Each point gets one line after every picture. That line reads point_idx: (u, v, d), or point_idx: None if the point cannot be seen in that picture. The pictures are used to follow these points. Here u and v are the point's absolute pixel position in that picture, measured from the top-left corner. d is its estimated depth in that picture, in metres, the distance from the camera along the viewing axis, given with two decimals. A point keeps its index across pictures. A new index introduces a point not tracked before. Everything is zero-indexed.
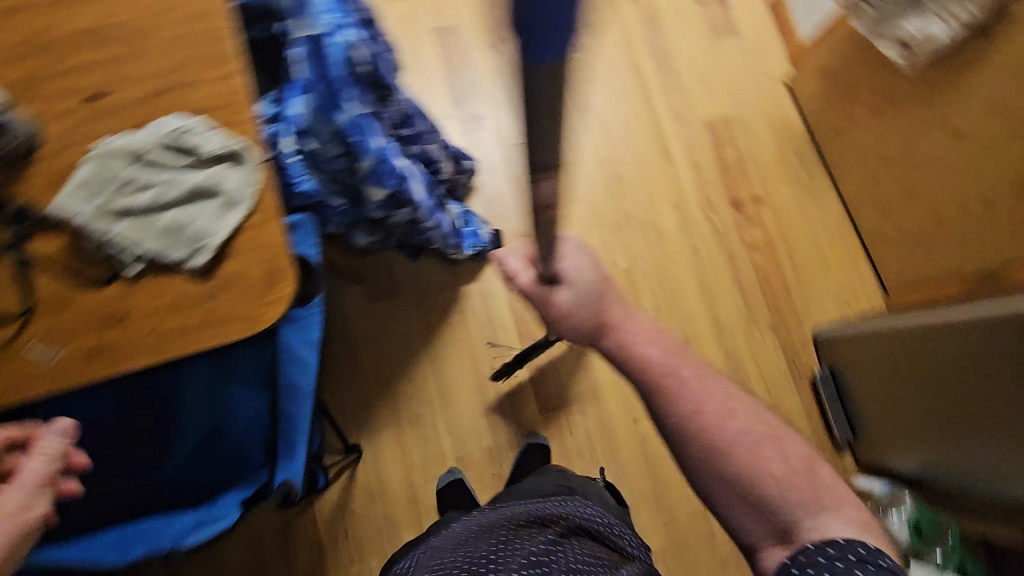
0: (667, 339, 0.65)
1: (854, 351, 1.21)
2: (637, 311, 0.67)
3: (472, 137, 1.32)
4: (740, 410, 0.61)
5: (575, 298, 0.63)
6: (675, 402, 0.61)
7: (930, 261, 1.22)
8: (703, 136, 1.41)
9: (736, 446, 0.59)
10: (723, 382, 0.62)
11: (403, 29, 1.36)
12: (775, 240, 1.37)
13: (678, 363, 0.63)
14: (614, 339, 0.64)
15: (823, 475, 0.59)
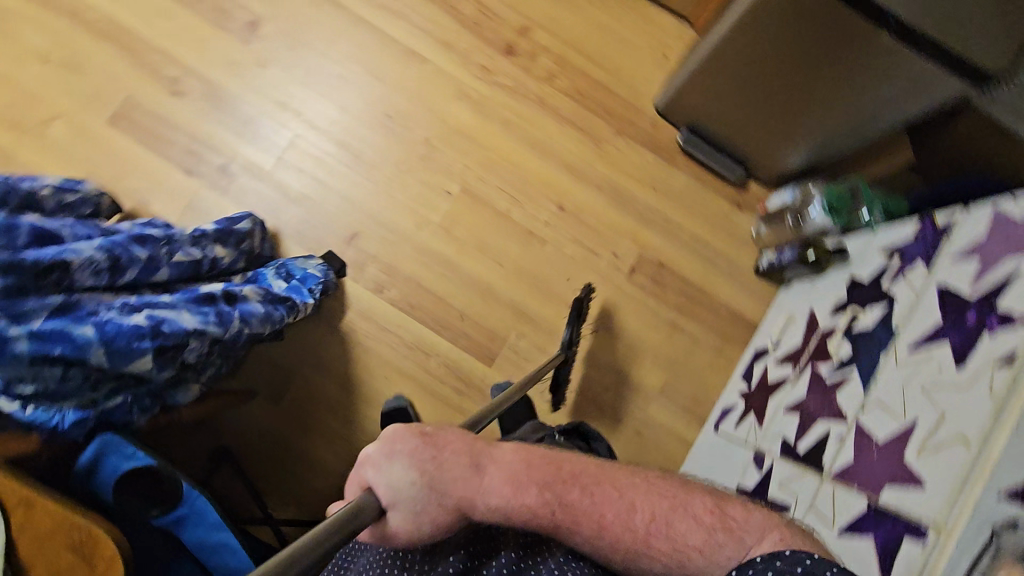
0: (535, 472, 0.51)
1: (692, 98, 1.16)
2: (496, 459, 0.52)
3: (235, 190, 1.17)
4: (640, 499, 0.52)
5: (410, 508, 0.48)
6: (571, 532, 0.49)
7: None
8: (432, 11, 1.25)
9: (647, 538, 0.50)
10: (613, 476, 0.53)
11: (82, 145, 1.16)
12: (565, 52, 1.26)
13: (558, 492, 0.51)
14: (480, 515, 0.49)
15: (740, 515, 0.50)
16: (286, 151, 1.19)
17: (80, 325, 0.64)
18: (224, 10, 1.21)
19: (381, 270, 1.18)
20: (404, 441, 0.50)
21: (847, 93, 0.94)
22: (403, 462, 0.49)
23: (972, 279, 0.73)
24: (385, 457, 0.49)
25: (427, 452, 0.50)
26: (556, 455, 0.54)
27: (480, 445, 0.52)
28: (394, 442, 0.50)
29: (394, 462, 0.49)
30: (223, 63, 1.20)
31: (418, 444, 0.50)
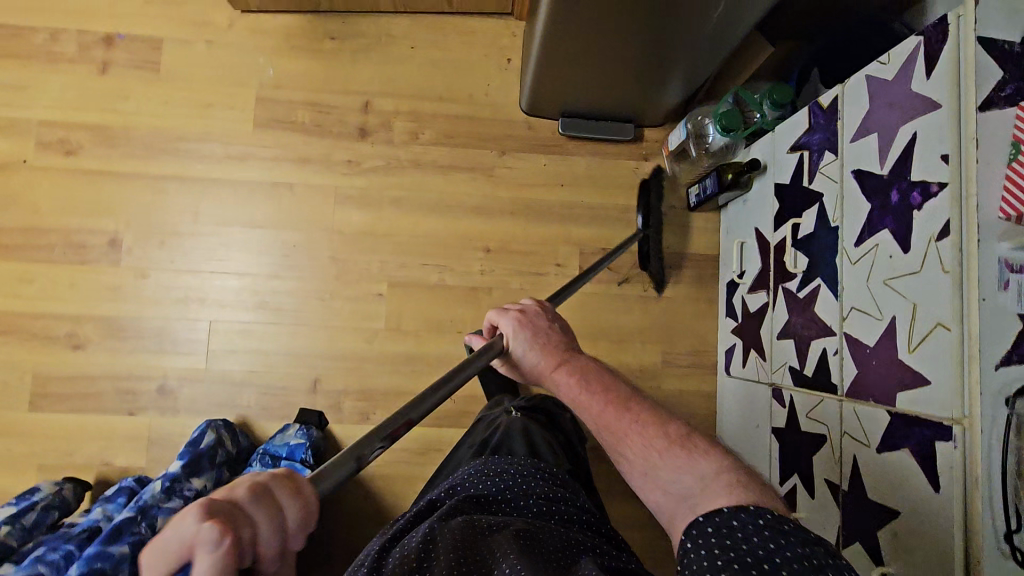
0: (590, 366, 0.69)
1: (549, 88, 1.12)
2: (576, 352, 0.72)
3: (185, 403, 1.13)
4: (633, 410, 0.63)
5: (520, 352, 0.73)
6: (580, 405, 0.66)
7: None
8: (271, 137, 1.19)
9: (626, 435, 0.61)
10: (628, 389, 0.66)
11: (20, 440, 1.11)
12: (415, 105, 1.21)
13: (592, 382, 0.67)
14: (550, 371, 0.70)
15: (702, 445, 0.59)
16: (211, 341, 1.15)
17: None
18: (78, 243, 1.15)
19: (358, 399, 1.15)
20: (532, 310, 0.77)
21: (674, 21, 0.93)
22: (525, 331, 0.74)
23: (878, 153, 0.71)
24: (518, 316, 0.75)
25: (542, 335, 0.74)
26: (604, 367, 0.70)
27: (575, 348, 0.73)
28: (528, 316, 0.75)
29: (519, 329, 0.75)
30: (106, 292, 1.14)
31: (544, 326, 0.75)
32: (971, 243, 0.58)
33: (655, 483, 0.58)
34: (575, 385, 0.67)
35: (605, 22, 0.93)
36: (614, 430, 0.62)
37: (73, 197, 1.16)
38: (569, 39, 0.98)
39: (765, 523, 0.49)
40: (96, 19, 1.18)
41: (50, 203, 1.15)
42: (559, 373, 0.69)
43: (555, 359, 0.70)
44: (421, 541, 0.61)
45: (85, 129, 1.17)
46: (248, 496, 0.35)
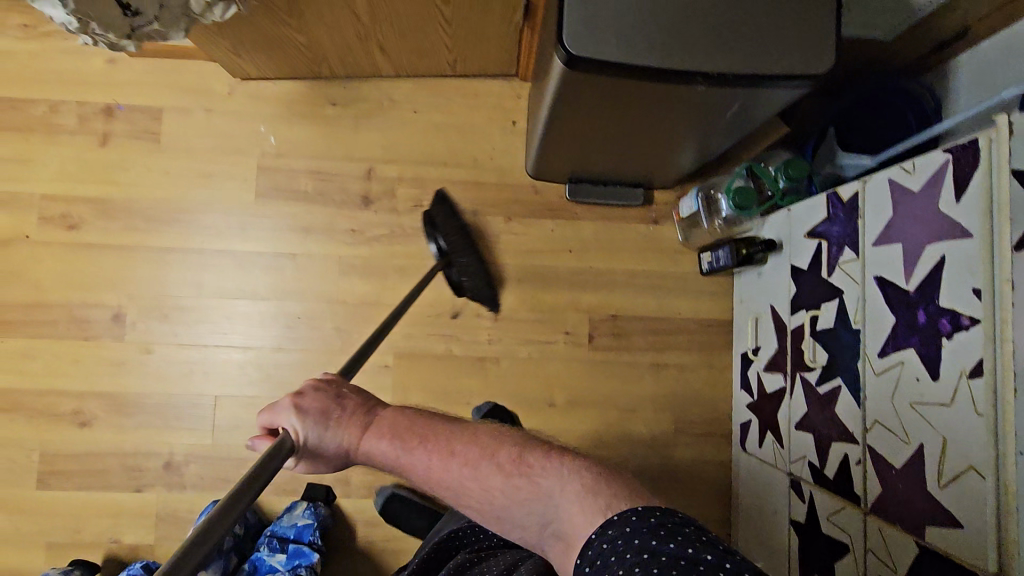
0: (400, 421, 0.62)
1: (555, 160, 1.09)
2: (379, 408, 0.63)
3: (191, 480, 1.12)
4: (460, 453, 0.60)
5: (317, 444, 0.60)
6: (410, 471, 0.60)
7: (501, 37, 1.03)
8: (274, 206, 1.17)
9: (466, 485, 0.59)
10: (450, 430, 0.61)
11: (27, 519, 1.10)
12: (418, 171, 1.19)
13: (410, 441, 0.60)
14: (358, 448, 0.60)
15: (536, 462, 0.60)
16: (217, 416, 1.13)
17: None
18: (81, 318, 1.13)
19: (366, 473, 1.13)
20: (310, 388, 0.62)
21: (680, 121, 0.88)
22: (312, 418, 0.59)
23: (902, 266, 0.69)
24: (298, 406, 0.59)
25: (336, 409, 0.61)
26: (415, 412, 0.63)
27: (374, 403, 0.64)
28: (307, 395, 0.61)
29: (306, 418, 0.60)
30: (109, 367, 1.13)
31: (334, 394, 0.63)
32: (1006, 388, 0.55)
33: (521, 513, 0.59)
34: (395, 452, 0.60)
35: (606, 120, 0.88)
36: (454, 484, 0.59)
37: (75, 272, 1.14)
38: (575, 130, 0.94)
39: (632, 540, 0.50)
40: (96, 90, 1.17)
41: (54, 278, 1.14)
42: (372, 445, 0.60)
43: (360, 434, 0.60)
44: None
45: (86, 201, 1.15)
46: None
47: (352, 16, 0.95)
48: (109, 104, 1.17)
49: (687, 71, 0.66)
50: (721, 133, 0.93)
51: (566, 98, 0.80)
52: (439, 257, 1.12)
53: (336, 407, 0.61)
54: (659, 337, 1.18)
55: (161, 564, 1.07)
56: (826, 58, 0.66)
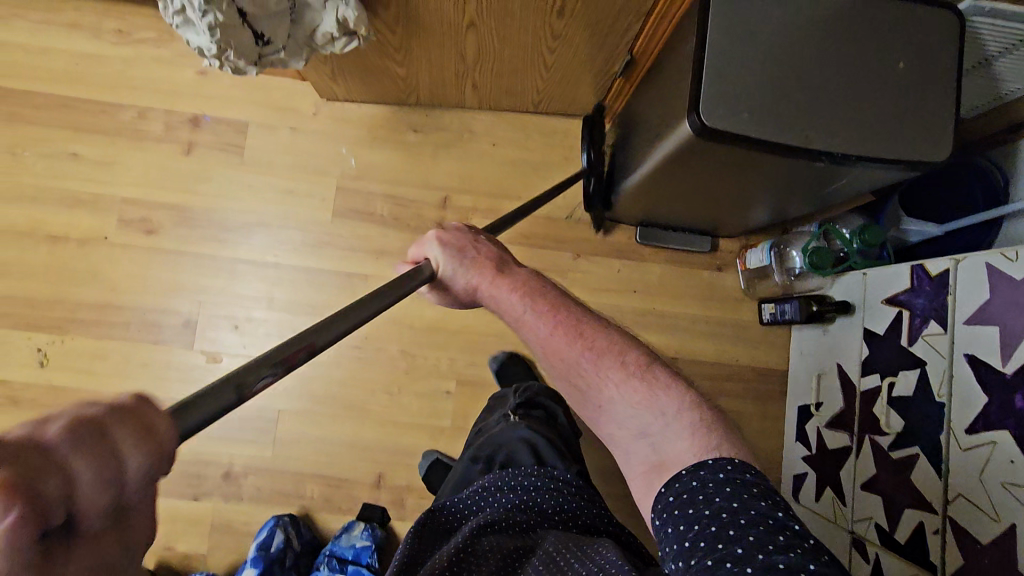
0: (535, 286, 0.69)
1: (629, 208, 1.11)
2: (525, 271, 0.70)
3: (249, 491, 1.12)
4: (591, 337, 0.66)
5: (452, 277, 0.67)
6: (529, 330, 0.67)
7: (592, 81, 1.06)
8: (349, 226, 1.19)
9: (583, 364, 0.65)
10: (582, 315, 0.68)
11: None
12: (493, 204, 1.22)
13: (539, 308, 0.67)
14: (487, 292, 0.67)
15: (659, 376, 0.65)
16: (278, 430, 1.14)
17: None
18: (152, 321, 1.15)
19: (421, 497, 1.14)
20: (453, 228, 0.70)
21: (771, 188, 0.89)
22: (453, 251, 0.67)
23: (999, 347, 0.72)
24: (440, 239, 0.67)
25: (474, 251, 0.68)
26: (550, 287, 0.70)
27: (509, 261, 0.70)
28: (450, 231, 0.69)
29: (449, 250, 0.67)
30: (175, 372, 1.14)
31: (480, 243, 0.70)
32: None
33: (625, 413, 0.64)
34: (519, 313, 0.67)
35: (700, 180, 0.90)
36: (572, 360, 0.65)
37: (149, 275, 1.16)
38: (662, 186, 0.96)
39: (726, 488, 0.50)
40: (184, 99, 1.19)
41: (129, 280, 1.15)
42: (503, 294, 0.67)
43: (492, 279, 0.67)
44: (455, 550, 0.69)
45: (166, 207, 1.17)
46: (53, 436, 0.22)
47: (458, 53, 0.98)
48: (196, 113, 1.19)
49: (812, 147, 0.68)
50: (805, 198, 0.95)
51: (677, 157, 0.80)
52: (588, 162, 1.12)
53: (482, 253, 0.68)
54: (715, 382, 1.21)
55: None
56: (945, 148, 0.69)
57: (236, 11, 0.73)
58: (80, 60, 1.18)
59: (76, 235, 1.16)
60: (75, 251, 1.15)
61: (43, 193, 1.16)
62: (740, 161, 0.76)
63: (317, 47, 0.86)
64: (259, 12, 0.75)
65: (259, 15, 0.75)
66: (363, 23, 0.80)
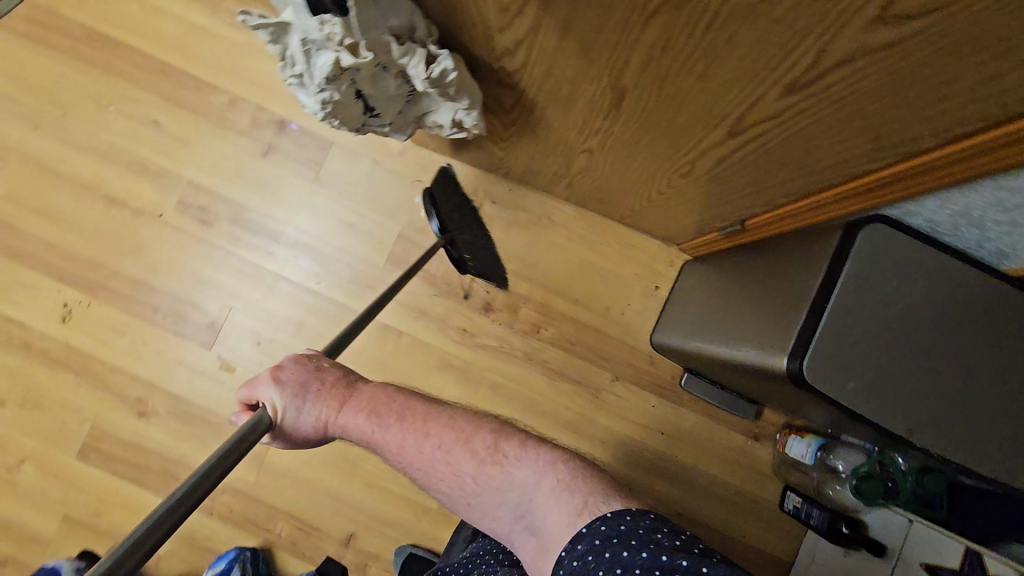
0: (379, 400, 0.65)
1: (683, 356, 1.04)
2: (367, 388, 0.66)
3: (220, 509, 1.10)
4: (437, 434, 0.64)
5: (296, 422, 0.63)
6: (386, 450, 0.64)
7: (692, 222, 0.99)
8: (399, 277, 1.16)
9: (435, 466, 0.63)
10: (427, 409, 0.66)
11: (56, 482, 1.09)
12: (547, 300, 1.17)
13: (387, 422, 0.64)
14: (340, 425, 0.64)
15: (508, 451, 0.62)
16: (268, 456, 1.11)
17: None
18: (180, 311, 1.13)
19: (385, 569, 1.10)
20: (292, 362, 0.66)
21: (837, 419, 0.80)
22: (294, 392, 0.63)
23: None
24: (275, 382, 0.63)
25: (315, 383, 0.65)
26: (394, 390, 0.67)
27: (354, 380, 0.67)
28: (286, 368, 0.64)
29: (290, 392, 0.63)
30: (186, 369, 1.12)
31: (319, 373, 0.66)
32: None
33: (491, 502, 0.62)
34: (372, 429, 0.64)
35: (770, 388, 0.81)
36: (425, 466, 0.63)
37: (192, 265, 1.14)
38: (726, 369, 0.88)
39: (603, 551, 0.50)
40: (278, 101, 1.16)
41: (171, 264, 1.14)
42: (348, 421, 0.64)
43: (336, 408, 0.64)
44: None
45: (228, 202, 1.15)
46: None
47: (561, 161, 0.93)
48: (285, 118, 1.16)
49: (912, 441, 0.60)
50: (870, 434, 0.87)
51: (759, 374, 0.73)
52: (442, 236, 1.08)
53: (319, 383, 0.65)
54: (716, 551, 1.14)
55: None
56: None
57: (357, 91, 0.68)
58: (192, 32, 1.16)
59: (137, 204, 1.15)
60: (130, 219, 1.14)
61: (118, 153, 1.15)
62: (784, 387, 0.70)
63: (426, 125, 0.81)
64: (379, 94, 0.70)
65: (378, 96, 0.71)
66: (477, 125, 0.77)
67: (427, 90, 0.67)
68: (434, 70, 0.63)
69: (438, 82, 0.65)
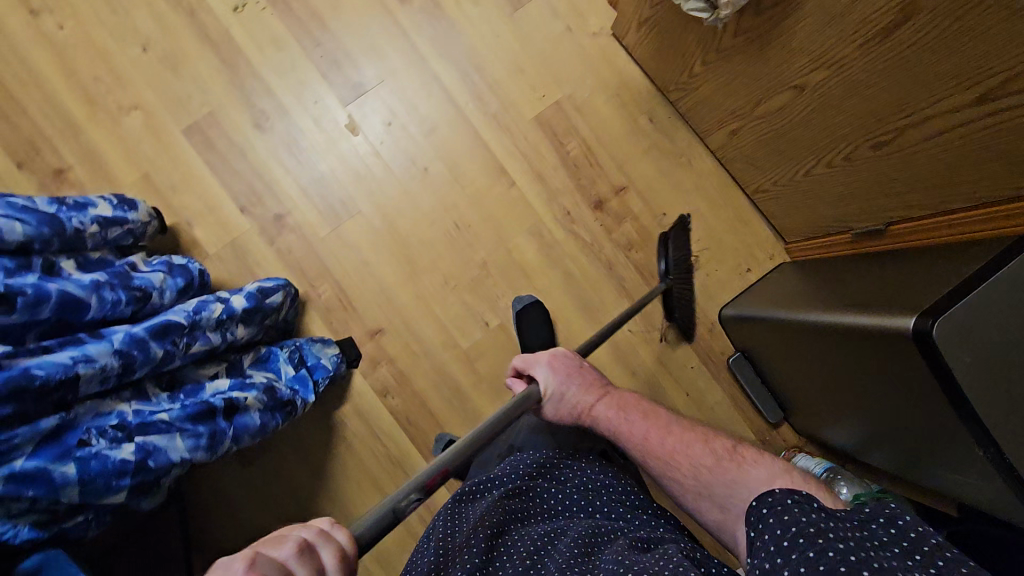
0: (630, 402, 0.80)
1: (751, 329, 1.09)
2: (625, 394, 0.82)
3: (280, 245, 1.13)
4: (678, 435, 0.75)
5: (555, 395, 0.81)
6: (631, 434, 0.76)
7: (829, 214, 1.03)
8: (536, 138, 1.19)
9: (675, 453, 0.72)
10: (671, 417, 0.78)
11: (153, 142, 1.12)
12: (651, 228, 1.20)
13: (631, 418, 0.77)
14: (591, 412, 0.80)
15: (748, 454, 0.70)
16: (346, 225, 1.14)
17: (129, 417, 0.68)
18: (336, 59, 1.16)
19: (393, 375, 1.13)
20: (561, 354, 0.87)
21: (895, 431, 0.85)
22: (559, 372, 0.83)
23: None
24: (549, 364, 0.84)
25: (576, 374, 0.83)
26: (639, 400, 0.81)
27: (607, 384, 0.83)
28: (557, 355, 0.86)
29: (554, 372, 0.83)
30: (314, 112, 1.15)
31: (575, 366, 0.85)
32: None
33: (724, 494, 0.67)
34: (618, 421, 0.78)
35: (845, 370, 0.86)
36: (664, 454, 0.73)
37: (368, 27, 1.17)
38: (802, 342, 0.94)
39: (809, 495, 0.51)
40: None
41: (350, 16, 1.16)
42: (598, 409, 0.79)
43: (592, 398, 0.81)
44: (481, 542, 0.66)
45: None
46: (258, 561, 0.41)
47: (755, 97, 0.97)
48: None
49: (987, 432, 0.66)
50: (896, 459, 0.91)
51: (858, 335, 0.79)
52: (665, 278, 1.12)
53: (578, 373, 0.84)
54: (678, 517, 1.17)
55: (187, 276, 0.95)
56: None
57: None
58: None
59: None
60: None
61: None
62: (932, 432, 0.76)
63: None
64: None
65: None
66: (730, 6, 0.81)
67: None
68: None
69: None
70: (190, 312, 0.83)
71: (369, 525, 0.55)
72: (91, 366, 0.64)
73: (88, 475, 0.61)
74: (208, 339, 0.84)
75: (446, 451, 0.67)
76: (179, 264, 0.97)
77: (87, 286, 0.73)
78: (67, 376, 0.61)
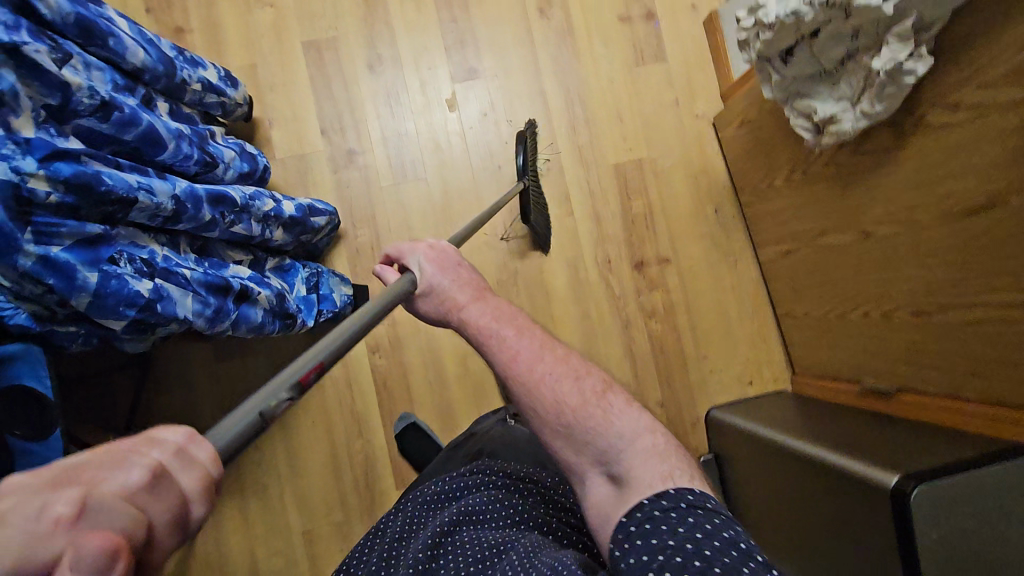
0: (502, 311, 0.63)
1: (732, 439, 1.09)
2: (498, 301, 0.65)
3: (341, 178, 1.16)
4: (549, 363, 0.59)
5: (428, 290, 0.66)
6: (498, 351, 0.60)
7: (846, 361, 1.05)
8: (609, 183, 1.23)
9: (542, 383, 0.57)
10: (547, 339, 0.61)
11: (272, 41, 1.17)
12: (676, 306, 1.23)
13: (502, 330, 0.61)
14: (460, 316, 0.63)
15: (616, 403, 0.57)
16: (407, 185, 1.18)
17: (154, 257, 0.69)
18: (463, 39, 1.22)
19: (389, 338, 1.14)
20: (443, 249, 0.70)
21: None
22: (434, 266, 0.67)
23: None
24: (424, 256, 0.68)
25: (454, 272, 0.68)
26: (518, 311, 0.64)
27: (487, 290, 0.66)
28: (437, 249, 0.69)
29: (431, 265, 0.68)
30: (422, 76, 1.20)
31: (456, 265, 0.69)
32: None
33: (580, 442, 0.55)
34: (486, 331, 0.61)
35: (810, 510, 0.87)
36: (529, 382, 0.57)
37: (503, 25, 1.23)
38: (778, 467, 0.94)
39: (681, 507, 0.47)
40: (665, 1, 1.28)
41: (492, 9, 1.24)
42: (467, 314, 0.63)
43: (467, 300, 0.64)
44: (425, 547, 0.61)
45: (567, 18, 1.26)
46: (95, 504, 0.26)
47: (821, 228, 1.01)
48: (656, 16, 1.28)
49: None
50: None
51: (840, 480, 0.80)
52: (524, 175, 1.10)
53: (457, 274, 0.67)
54: None
55: (254, 169, 0.99)
56: None
57: (818, 31, 0.77)
58: None
59: None
60: None
61: None
62: None
63: (790, 105, 0.90)
64: (819, 48, 0.79)
65: (818, 46, 0.79)
66: (835, 138, 0.85)
67: (868, 75, 0.75)
68: (903, 65, 0.71)
69: (889, 74, 0.72)
70: (245, 195, 0.86)
71: (227, 443, 0.37)
72: (148, 197, 0.66)
73: (108, 290, 0.62)
74: (250, 227, 0.86)
75: (319, 345, 0.51)
76: (255, 157, 1.01)
77: (172, 133, 0.76)
78: (129, 193, 0.64)
